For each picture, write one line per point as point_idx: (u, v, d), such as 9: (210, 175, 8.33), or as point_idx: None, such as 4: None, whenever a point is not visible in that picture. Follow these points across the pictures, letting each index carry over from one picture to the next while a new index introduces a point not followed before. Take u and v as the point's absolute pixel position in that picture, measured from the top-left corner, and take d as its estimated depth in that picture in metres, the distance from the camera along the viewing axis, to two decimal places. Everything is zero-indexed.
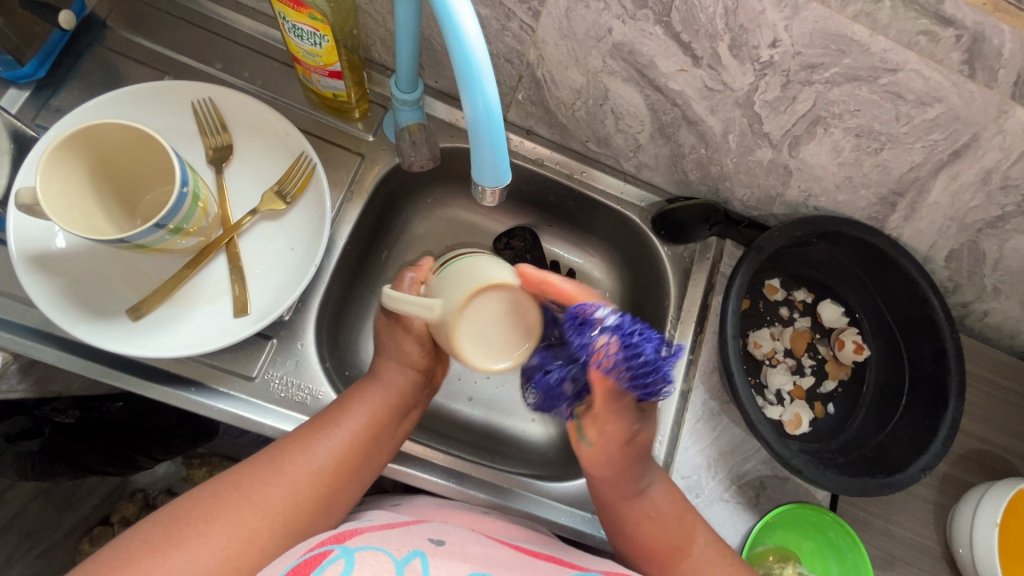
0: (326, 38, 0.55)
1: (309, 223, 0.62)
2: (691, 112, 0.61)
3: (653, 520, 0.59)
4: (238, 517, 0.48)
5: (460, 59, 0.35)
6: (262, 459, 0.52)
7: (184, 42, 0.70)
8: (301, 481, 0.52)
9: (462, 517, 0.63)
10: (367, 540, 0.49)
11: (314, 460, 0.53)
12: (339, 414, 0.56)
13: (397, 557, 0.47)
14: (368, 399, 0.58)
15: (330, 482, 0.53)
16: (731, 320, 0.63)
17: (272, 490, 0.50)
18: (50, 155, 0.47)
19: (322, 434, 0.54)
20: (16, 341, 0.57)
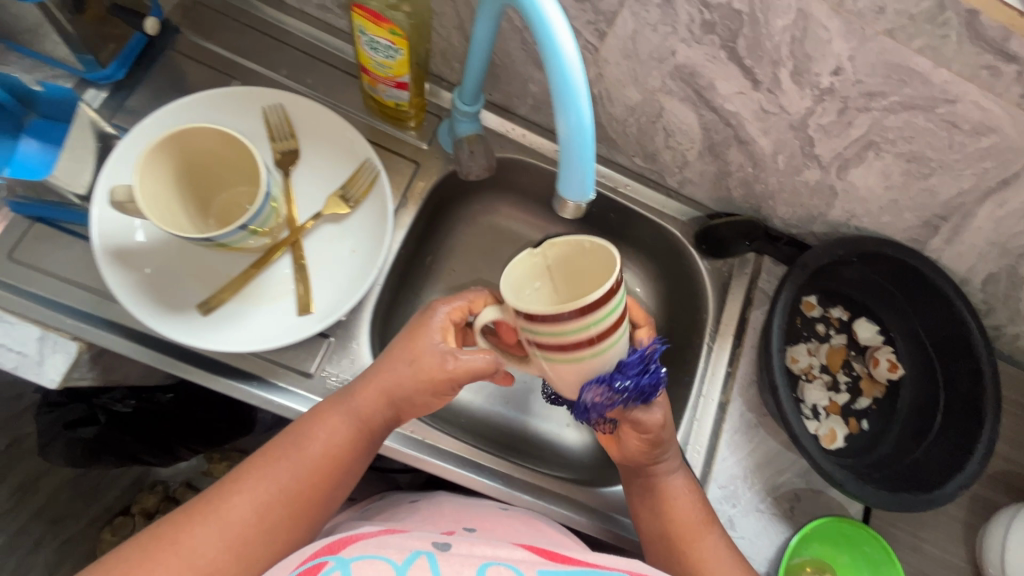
0: (401, 51, 0.57)
1: (371, 227, 0.65)
2: (743, 133, 0.63)
3: (684, 500, 0.62)
4: (170, 562, 0.46)
5: (559, 79, 0.38)
6: (202, 499, 0.51)
7: (252, 49, 0.73)
8: (245, 519, 0.50)
9: (506, 518, 0.65)
10: (365, 548, 0.47)
11: (259, 498, 0.51)
12: (295, 442, 0.55)
13: (398, 563, 0.45)
14: (329, 428, 0.56)
15: (277, 519, 0.51)
16: (776, 334, 0.65)
17: (210, 534, 0.48)
18: (144, 159, 0.49)
19: (273, 463, 0.53)
20: (92, 332, 0.59)
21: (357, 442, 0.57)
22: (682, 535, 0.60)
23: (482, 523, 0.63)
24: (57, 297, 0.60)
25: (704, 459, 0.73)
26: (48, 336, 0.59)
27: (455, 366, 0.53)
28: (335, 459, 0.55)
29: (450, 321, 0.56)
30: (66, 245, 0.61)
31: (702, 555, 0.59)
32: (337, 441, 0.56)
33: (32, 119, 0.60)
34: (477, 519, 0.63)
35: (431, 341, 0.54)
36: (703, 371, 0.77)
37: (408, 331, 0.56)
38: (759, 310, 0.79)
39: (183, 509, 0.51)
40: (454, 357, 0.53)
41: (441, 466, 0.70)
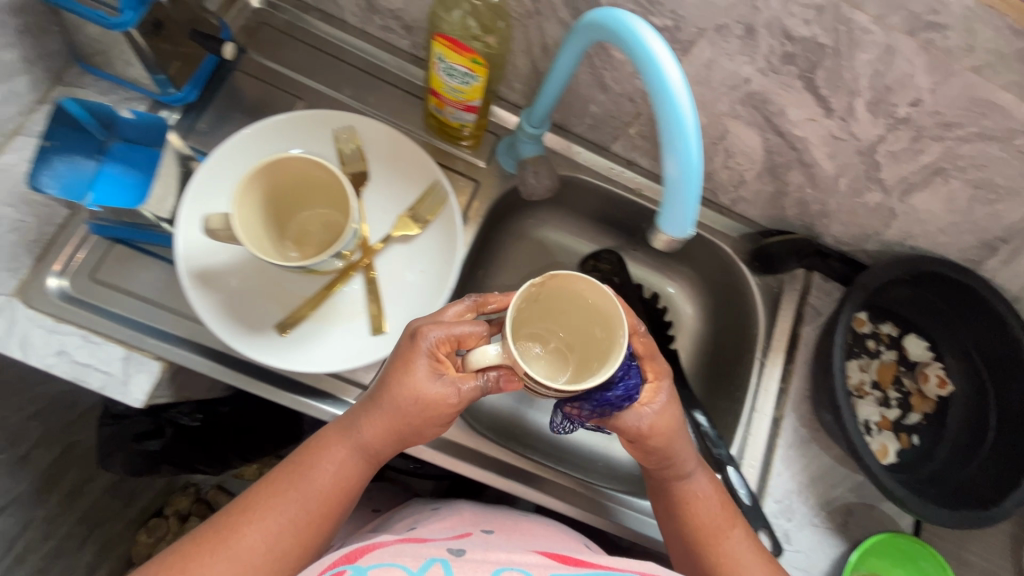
0: (479, 78, 0.58)
1: (439, 248, 0.66)
2: (807, 156, 0.64)
3: (703, 504, 0.61)
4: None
5: (671, 121, 0.39)
6: (212, 531, 0.52)
7: (315, 69, 0.74)
8: (256, 553, 0.52)
9: (526, 524, 0.67)
10: (382, 557, 0.51)
11: (269, 532, 0.53)
12: (299, 473, 0.56)
13: (415, 569, 0.49)
14: (332, 457, 0.56)
15: (285, 549, 0.53)
16: (836, 351, 0.67)
17: (222, 569, 0.50)
18: (241, 189, 0.51)
19: (278, 497, 0.54)
20: (176, 352, 0.61)
21: (363, 468, 0.58)
22: (703, 539, 0.60)
23: (498, 526, 0.66)
24: (142, 318, 0.61)
25: (759, 473, 0.74)
26: (132, 356, 0.60)
27: (459, 397, 0.53)
28: (339, 485, 0.56)
29: (439, 351, 0.53)
30: (146, 266, 0.63)
31: (726, 556, 0.59)
32: (344, 470, 0.56)
33: (114, 143, 0.61)
34: (493, 522, 0.67)
35: (428, 376, 0.52)
36: (756, 387, 0.78)
37: (399, 360, 0.53)
38: (810, 326, 0.80)
39: (192, 539, 0.52)
40: (449, 393, 0.52)
41: (493, 475, 0.71)
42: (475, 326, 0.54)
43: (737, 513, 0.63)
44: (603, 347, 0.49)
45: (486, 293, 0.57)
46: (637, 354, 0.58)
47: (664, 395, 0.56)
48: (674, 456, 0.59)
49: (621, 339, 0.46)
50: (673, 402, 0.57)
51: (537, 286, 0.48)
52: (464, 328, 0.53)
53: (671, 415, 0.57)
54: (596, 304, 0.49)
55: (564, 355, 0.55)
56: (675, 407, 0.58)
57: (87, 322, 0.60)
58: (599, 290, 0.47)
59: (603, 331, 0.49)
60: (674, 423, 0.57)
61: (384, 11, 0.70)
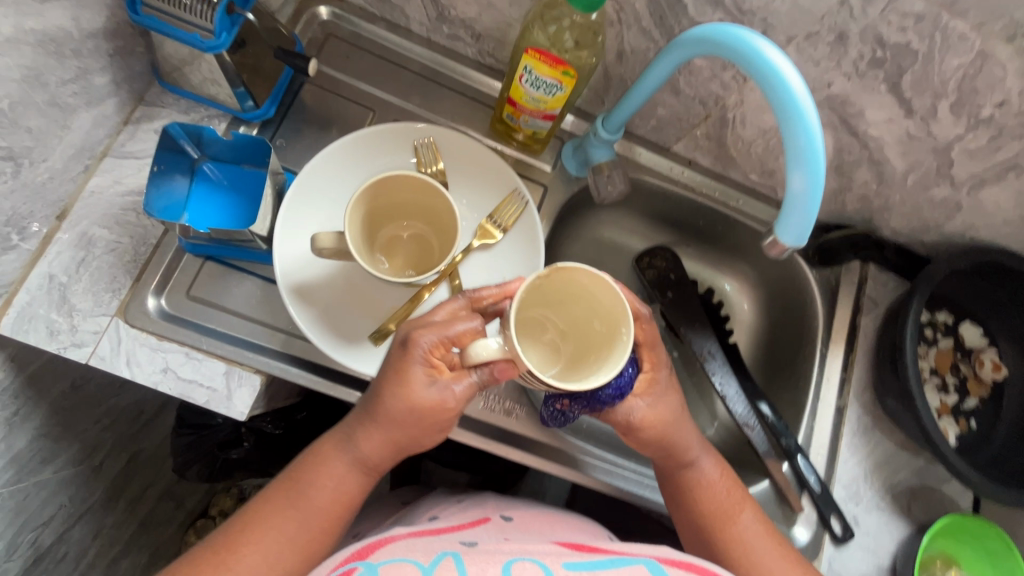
0: (565, 89, 0.60)
1: (520, 254, 0.67)
2: (879, 154, 0.65)
3: (708, 489, 0.60)
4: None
5: (803, 141, 0.41)
6: (206, 552, 0.51)
7: (383, 79, 0.75)
8: (255, 570, 0.51)
9: (548, 516, 0.67)
10: (393, 551, 0.48)
11: (267, 550, 0.52)
12: (293, 491, 0.55)
13: (426, 565, 0.46)
14: (327, 470, 0.56)
15: (285, 566, 0.52)
16: (909, 338, 0.71)
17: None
18: (353, 207, 0.53)
19: (275, 514, 0.54)
20: (274, 365, 0.63)
21: (361, 479, 0.57)
22: (712, 526, 0.58)
23: (518, 515, 0.66)
24: (238, 333, 0.63)
25: (827, 461, 0.77)
26: (233, 370, 0.62)
27: (456, 400, 0.52)
28: (337, 498, 0.56)
29: (434, 355, 0.52)
30: (238, 281, 0.64)
31: (739, 538, 0.57)
32: (341, 482, 0.56)
33: (205, 162, 0.62)
34: (514, 510, 0.67)
35: (422, 384, 0.51)
36: (819, 377, 0.80)
37: (391, 368, 0.51)
38: (869, 317, 0.82)
39: (189, 560, 0.51)
40: (447, 395, 0.52)
41: (571, 471, 0.69)
42: (469, 322, 0.52)
43: (746, 497, 0.60)
44: (602, 343, 0.48)
45: (479, 286, 0.55)
46: (636, 342, 0.54)
47: (660, 382, 0.55)
48: (673, 446, 0.57)
49: (627, 338, 0.45)
50: (667, 391, 0.56)
51: (542, 279, 0.46)
52: (458, 326, 0.52)
53: (666, 403, 0.56)
54: (602, 299, 0.47)
55: (559, 344, 0.52)
56: (669, 397, 0.56)
57: (187, 339, 0.61)
58: (609, 287, 0.45)
59: (604, 326, 0.48)
60: (667, 413, 0.56)
61: (455, 20, 0.71)
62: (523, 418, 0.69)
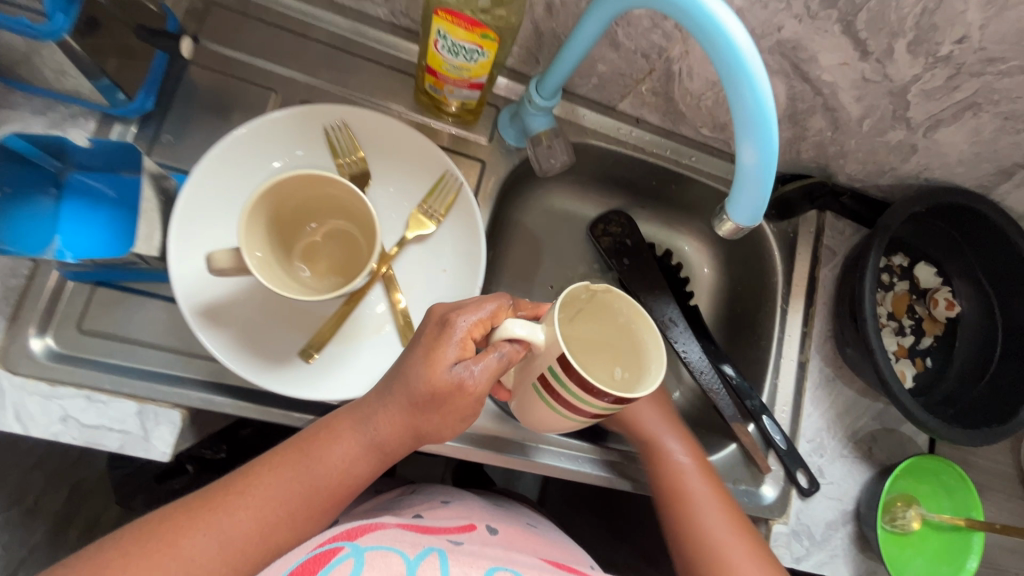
0: (488, 54, 0.52)
1: (459, 242, 0.61)
2: (834, 101, 0.61)
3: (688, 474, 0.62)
4: (165, 568, 0.44)
5: (752, 106, 0.35)
6: (202, 502, 0.47)
7: (283, 52, 0.65)
8: (247, 537, 0.47)
9: (531, 535, 0.64)
10: (380, 539, 0.47)
11: (263, 517, 0.47)
12: (303, 459, 0.50)
13: (412, 557, 0.45)
14: (341, 449, 0.50)
15: (276, 537, 0.48)
16: (867, 290, 0.69)
17: (206, 541, 0.45)
18: (246, 219, 0.45)
19: (280, 478, 0.49)
20: (192, 396, 0.56)
21: (374, 467, 0.51)
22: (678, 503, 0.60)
23: (504, 527, 0.63)
24: (145, 365, 0.55)
25: (791, 417, 0.77)
26: (147, 409, 0.55)
27: (475, 381, 0.45)
28: (345, 478, 0.50)
29: (471, 336, 0.47)
30: (137, 307, 0.56)
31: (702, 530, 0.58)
32: (353, 464, 0.50)
33: (71, 172, 0.53)
34: (500, 522, 0.64)
35: (448, 359, 0.46)
36: (780, 334, 0.79)
37: (423, 346, 0.47)
38: (828, 268, 0.80)
39: (183, 504, 0.48)
40: (468, 372, 0.45)
41: (537, 465, 0.65)
42: (501, 300, 0.49)
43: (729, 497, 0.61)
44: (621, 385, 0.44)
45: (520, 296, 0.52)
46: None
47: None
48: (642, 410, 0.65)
49: (656, 373, 0.43)
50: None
51: (588, 295, 0.45)
52: (493, 304, 0.49)
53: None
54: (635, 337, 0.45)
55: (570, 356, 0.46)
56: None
57: (87, 380, 0.54)
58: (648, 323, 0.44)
59: (628, 372, 0.45)
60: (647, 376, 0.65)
61: None
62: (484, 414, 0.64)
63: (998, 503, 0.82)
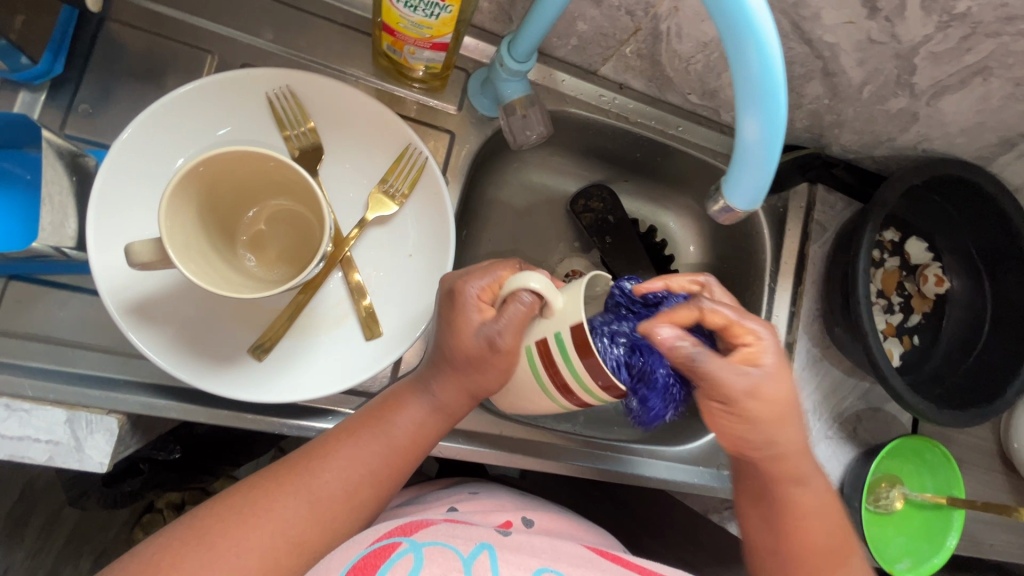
0: (451, 8, 0.45)
1: (426, 224, 0.56)
2: (834, 65, 0.56)
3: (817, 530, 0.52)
4: (260, 530, 0.42)
5: (758, 72, 0.30)
6: (292, 466, 0.45)
7: (218, 7, 0.57)
8: (336, 496, 0.45)
9: (568, 519, 0.62)
10: (435, 534, 0.47)
11: (351, 481, 0.45)
12: (378, 418, 0.48)
13: (467, 555, 0.45)
14: (412, 408, 0.48)
15: (360, 496, 0.46)
16: (861, 269, 0.64)
17: (297, 503, 0.44)
18: (168, 204, 0.38)
19: (355, 439, 0.46)
20: (129, 401, 0.50)
21: (441, 430, 0.49)
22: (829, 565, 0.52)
23: (539, 516, 0.60)
24: (73, 368, 0.49)
25: None
26: (78, 416, 0.49)
27: (507, 332, 0.40)
28: (420, 436, 0.48)
29: (484, 303, 0.44)
30: (60, 302, 0.50)
31: None
32: (425, 427, 0.48)
33: None
34: (535, 511, 0.61)
35: (470, 325, 0.43)
36: (768, 315, 0.76)
37: (445, 318, 0.45)
38: (818, 244, 0.76)
39: (259, 475, 0.45)
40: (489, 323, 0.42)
41: (519, 455, 0.63)
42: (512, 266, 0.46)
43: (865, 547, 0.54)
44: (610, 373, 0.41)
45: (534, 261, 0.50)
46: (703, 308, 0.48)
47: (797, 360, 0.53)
48: None
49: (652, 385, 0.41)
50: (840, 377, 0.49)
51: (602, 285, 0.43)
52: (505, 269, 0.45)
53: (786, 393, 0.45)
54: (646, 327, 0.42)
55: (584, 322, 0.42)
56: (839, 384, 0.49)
57: (5, 387, 0.47)
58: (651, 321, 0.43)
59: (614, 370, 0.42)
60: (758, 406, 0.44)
61: None
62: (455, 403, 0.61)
63: (977, 477, 0.83)
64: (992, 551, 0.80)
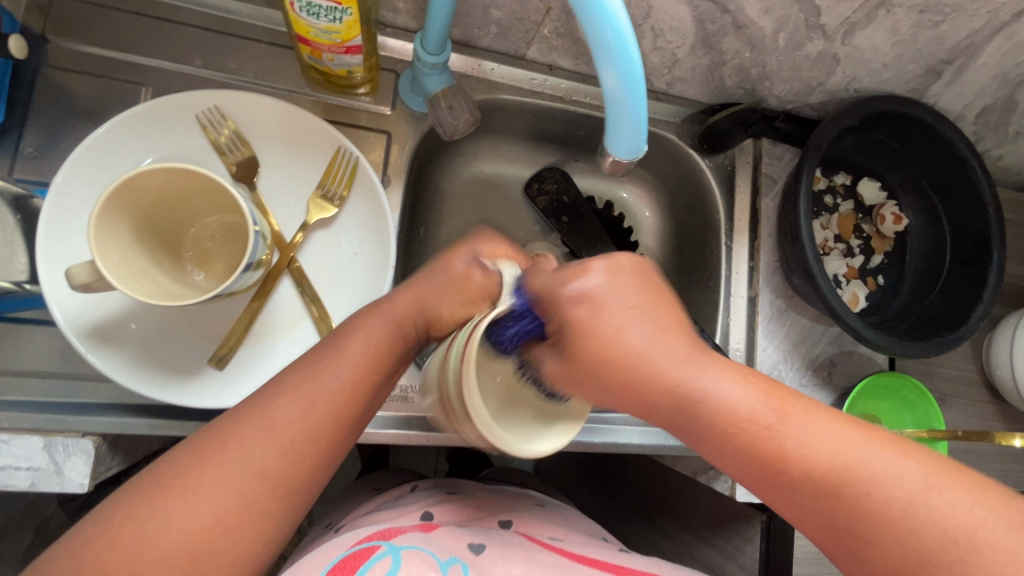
0: (349, 10, 0.47)
1: (366, 223, 0.58)
2: (742, 16, 0.58)
3: (738, 445, 0.40)
4: (220, 468, 0.40)
5: (611, 36, 0.32)
6: (216, 427, 0.42)
7: (147, 41, 0.59)
8: (273, 444, 0.42)
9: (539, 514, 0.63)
10: (412, 539, 0.49)
11: (308, 403, 0.44)
12: (336, 341, 0.47)
13: (442, 561, 0.47)
14: (370, 327, 0.48)
15: (323, 416, 0.44)
16: (803, 216, 0.65)
17: (254, 437, 0.42)
18: (98, 222, 0.41)
19: (314, 362, 0.46)
20: (102, 421, 0.52)
21: (404, 344, 0.49)
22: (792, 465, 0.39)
23: (514, 519, 0.61)
24: (43, 396, 0.52)
25: (746, 353, 0.75)
26: (54, 441, 0.51)
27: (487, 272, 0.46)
28: (381, 354, 0.47)
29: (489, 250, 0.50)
30: (28, 336, 0.53)
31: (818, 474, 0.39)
32: (383, 342, 0.47)
33: None
34: (509, 514, 0.63)
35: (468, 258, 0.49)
36: (728, 272, 0.76)
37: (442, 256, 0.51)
38: (769, 197, 0.77)
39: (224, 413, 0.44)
40: (478, 269, 0.47)
41: None
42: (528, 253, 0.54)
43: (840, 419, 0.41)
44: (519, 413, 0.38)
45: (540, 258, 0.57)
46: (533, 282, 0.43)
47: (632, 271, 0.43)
48: None
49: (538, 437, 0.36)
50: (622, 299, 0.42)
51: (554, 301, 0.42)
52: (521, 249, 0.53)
53: (598, 337, 0.41)
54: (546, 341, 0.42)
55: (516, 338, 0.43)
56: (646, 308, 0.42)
57: None
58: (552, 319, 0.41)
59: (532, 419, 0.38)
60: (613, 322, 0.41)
61: None
62: (423, 395, 0.64)
63: (963, 408, 0.82)
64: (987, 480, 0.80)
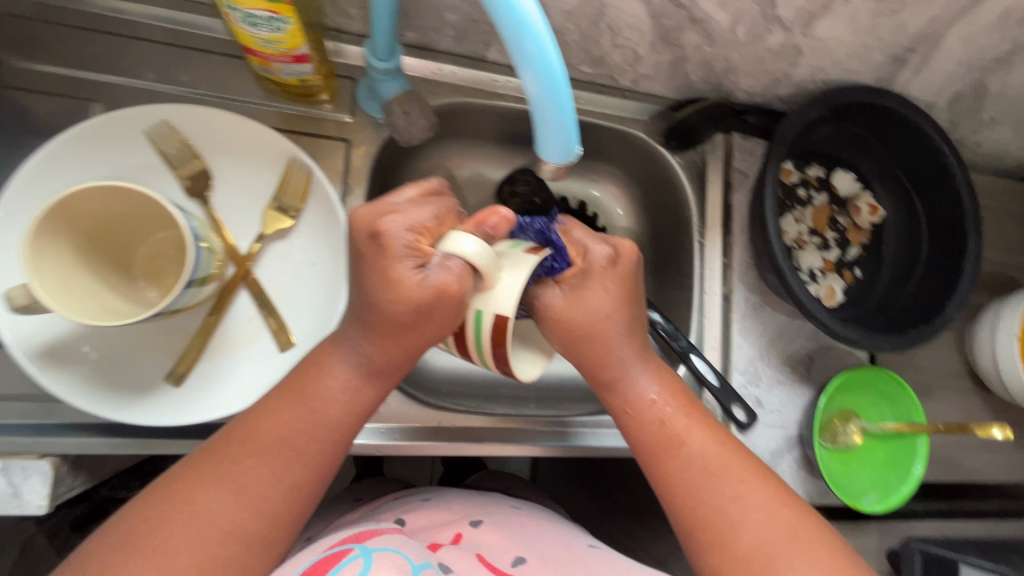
0: (288, 19, 0.47)
1: (322, 233, 0.57)
2: (697, 11, 0.57)
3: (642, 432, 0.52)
4: (187, 527, 0.42)
5: (532, 49, 0.33)
6: (192, 470, 0.44)
7: (97, 57, 0.59)
8: (262, 480, 0.45)
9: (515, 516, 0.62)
10: (388, 540, 0.47)
11: (278, 466, 0.45)
12: (310, 395, 0.47)
13: (416, 563, 0.45)
14: (340, 381, 0.48)
15: (293, 475, 0.46)
16: (770, 212, 0.64)
17: (225, 499, 0.43)
18: (31, 245, 0.40)
19: (285, 420, 0.47)
20: (59, 442, 0.52)
21: (375, 391, 0.50)
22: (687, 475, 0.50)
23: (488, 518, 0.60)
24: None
25: (721, 352, 0.74)
26: (11, 464, 0.50)
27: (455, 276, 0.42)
28: (351, 410, 0.49)
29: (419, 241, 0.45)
30: None
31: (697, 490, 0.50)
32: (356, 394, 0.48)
33: None
34: (484, 513, 0.61)
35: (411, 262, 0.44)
36: (701, 269, 0.75)
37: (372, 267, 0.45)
38: (742, 192, 0.75)
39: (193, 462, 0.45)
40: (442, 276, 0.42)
41: (458, 444, 0.64)
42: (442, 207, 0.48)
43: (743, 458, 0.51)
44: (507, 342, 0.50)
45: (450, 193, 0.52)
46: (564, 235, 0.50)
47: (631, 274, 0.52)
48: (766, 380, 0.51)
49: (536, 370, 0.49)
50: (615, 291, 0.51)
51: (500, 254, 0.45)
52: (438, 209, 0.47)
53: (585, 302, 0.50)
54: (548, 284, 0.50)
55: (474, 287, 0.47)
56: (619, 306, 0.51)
57: None
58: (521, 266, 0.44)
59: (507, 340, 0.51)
60: (600, 300, 0.50)
61: None
62: (392, 405, 0.63)
63: (949, 400, 0.81)
64: (975, 472, 0.79)
